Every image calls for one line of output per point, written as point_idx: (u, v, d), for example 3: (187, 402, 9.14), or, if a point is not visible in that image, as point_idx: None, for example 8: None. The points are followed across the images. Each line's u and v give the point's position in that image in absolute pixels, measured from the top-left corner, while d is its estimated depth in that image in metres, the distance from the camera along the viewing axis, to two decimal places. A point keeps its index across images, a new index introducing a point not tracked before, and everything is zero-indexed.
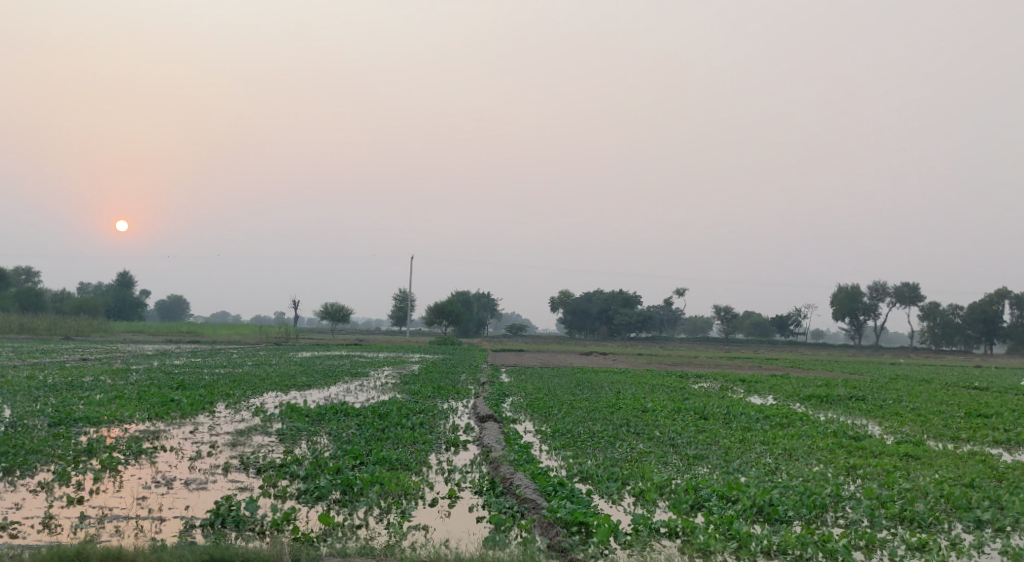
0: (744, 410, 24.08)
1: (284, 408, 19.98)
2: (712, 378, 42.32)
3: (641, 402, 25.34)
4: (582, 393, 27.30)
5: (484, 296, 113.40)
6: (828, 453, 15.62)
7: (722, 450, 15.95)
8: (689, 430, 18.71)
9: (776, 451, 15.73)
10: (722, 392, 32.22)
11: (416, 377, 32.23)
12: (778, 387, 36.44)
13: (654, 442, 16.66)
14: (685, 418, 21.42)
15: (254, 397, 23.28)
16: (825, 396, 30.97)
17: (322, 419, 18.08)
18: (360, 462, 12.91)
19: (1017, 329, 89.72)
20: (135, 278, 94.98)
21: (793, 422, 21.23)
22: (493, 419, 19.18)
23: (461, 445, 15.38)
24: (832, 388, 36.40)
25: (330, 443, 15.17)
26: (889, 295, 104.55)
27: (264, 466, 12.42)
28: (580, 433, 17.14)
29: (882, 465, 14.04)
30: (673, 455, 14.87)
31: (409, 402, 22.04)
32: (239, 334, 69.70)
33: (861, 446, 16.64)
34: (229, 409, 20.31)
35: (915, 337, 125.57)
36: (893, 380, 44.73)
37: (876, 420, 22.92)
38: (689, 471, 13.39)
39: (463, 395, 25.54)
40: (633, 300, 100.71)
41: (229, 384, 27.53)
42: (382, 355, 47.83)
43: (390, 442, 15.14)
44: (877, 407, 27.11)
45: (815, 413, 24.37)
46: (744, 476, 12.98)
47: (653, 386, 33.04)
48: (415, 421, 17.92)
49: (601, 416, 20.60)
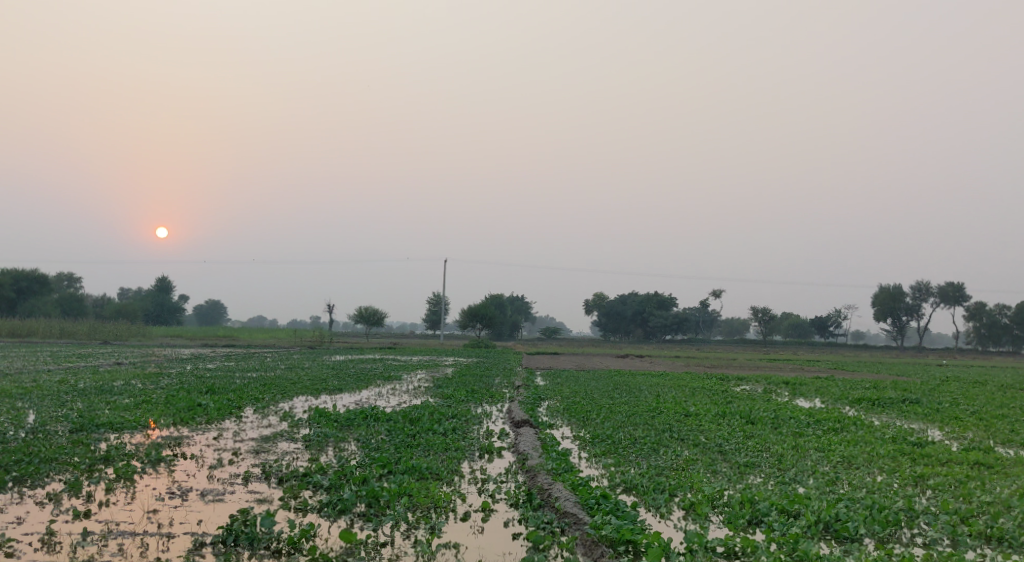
0: (793, 413, 22.95)
1: (313, 412, 19.28)
2: (754, 381, 41.06)
3: (683, 406, 24.28)
4: (621, 397, 26.33)
5: (518, 298, 112.44)
6: (890, 462, 14.55)
7: (774, 457, 14.92)
8: (737, 435, 17.68)
9: (834, 460, 14.65)
10: (766, 395, 31.02)
11: (449, 380, 31.43)
12: (824, 390, 35.13)
13: (701, 448, 15.67)
14: (732, 422, 20.36)
15: (283, 402, 22.64)
16: (875, 399, 29.68)
17: (352, 425, 17.35)
18: (388, 471, 12.12)
19: None
20: (173, 283, 95.61)
21: (848, 427, 20.11)
22: (529, 424, 18.29)
23: (495, 452, 14.53)
24: (881, 391, 35.03)
25: (357, 450, 14.40)
26: (932, 295, 101.83)
27: (287, 476, 11.68)
28: (621, 440, 16.21)
29: (953, 476, 12.94)
30: (722, 464, 13.89)
31: (442, 406, 21.20)
32: (274, 338, 69.53)
33: (926, 454, 15.55)
34: (257, 414, 19.69)
35: (960, 338, 122.15)
36: (943, 382, 43.13)
37: (934, 425, 21.66)
38: (741, 481, 12.39)
39: (498, 399, 24.64)
40: (669, 301, 99.28)
41: (260, 388, 26.96)
42: (414, 358, 47.24)
43: (420, 449, 14.33)
44: (933, 411, 25.81)
45: (869, 417, 23.19)
46: (804, 487, 11.96)
47: (693, 389, 31.95)
48: (447, 427, 17.11)
49: (642, 420, 19.65)
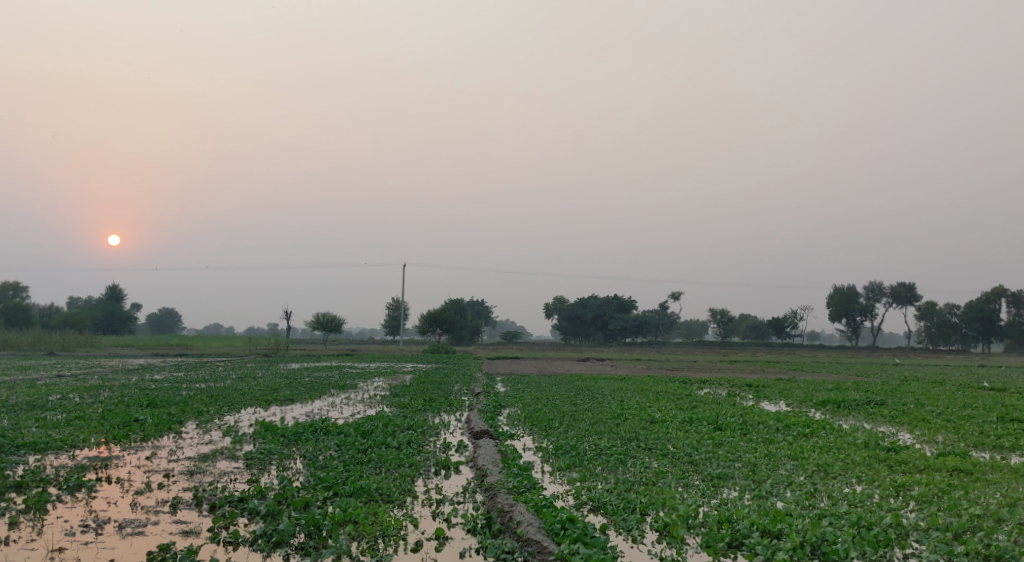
0: (761, 418, 22.25)
1: (258, 427, 18.08)
2: (717, 383, 40.62)
3: (647, 412, 23.51)
4: (584, 403, 25.51)
5: (477, 302, 111.37)
6: (867, 470, 13.88)
7: (747, 468, 14.17)
8: (706, 444, 16.92)
9: (809, 469, 13.95)
10: (730, 399, 30.41)
11: (407, 388, 30.32)
12: (788, 392, 34.78)
13: (670, 460, 14.84)
14: (700, 429, 19.64)
15: (229, 415, 21.35)
16: (841, 400, 29.28)
17: (299, 440, 16.24)
18: (334, 493, 11.09)
19: (1015, 327, 88.11)
20: (124, 291, 92.90)
21: (817, 432, 19.49)
22: (489, 435, 17.34)
23: (453, 467, 13.56)
24: (844, 392, 34.59)
25: (303, 469, 13.32)
26: (885, 295, 103.02)
27: (219, 502, 10.57)
28: (586, 451, 15.33)
29: (934, 485, 12.31)
30: (694, 476, 13.10)
31: (398, 417, 20.13)
32: (228, 346, 67.55)
33: (903, 461, 14.91)
34: (198, 429, 18.44)
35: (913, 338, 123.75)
36: (902, 381, 43.03)
37: (903, 428, 21.19)
38: (715, 497, 11.56)
39: (456, 408, 23.62)
40: (628, 304, 99.15)
41: (206, 400, 25.59)
42: (372, 366, 46.04)
43: (371, 467, 13.27)
44: (900, 412, 25.44)
45: (837, 420, 22.61)
46: (783, 502, 11.17)
47: (657, 393, 31.28)
48: (402, 440, 16.06)
49: (607, 429, 18.79)
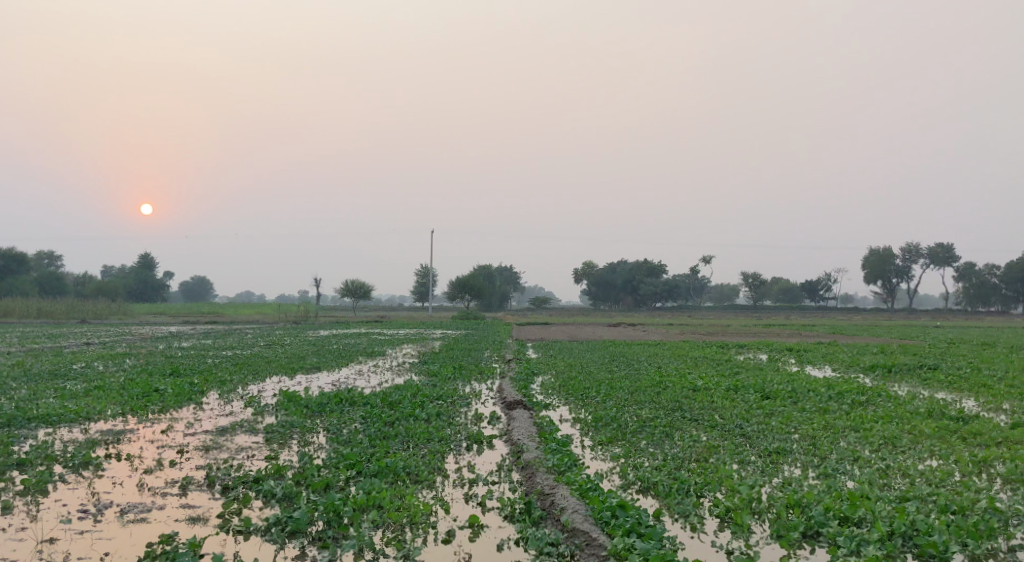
0: (809, 385, 21.00)
1: (281, 397, 17.18)
2: (755, 348, 39.27)
3: (688, 379, 22.37)
4: (620, 370, 24.43)
5: (507, 268, 110.29)
6: (940, 444, 12.66)
7: (806, 441, 13.04)
8: (756, 414, 15.76)
9: (874, 443, 12.79)
10: (772, 364, 29.15)
11: (436, 355, 29.41)
12: (833, 357, 33.42)
13: (720, 432, 13.76)
14: (746, 398, 18.44)
15: (252, 385, 20.55)
16: (890, 365, 27.85)
17: (322, 413, 15.31)
18: (357, 472, 10.15)
19: None
20: (156, 259, 92.94)
21: (871, 400, 18.26)
22: (523, 406, 16.33)
23: (486, 442, 12.60)
24: (890, 356, 33.29)
25: (325, 444, 12.39)
26: (922, 256, 100.33)
27: (233, 483, 9.67)
28: (627, 423, 14.27)
29: (1020, 461, 11.12)
30: (749, 451, 11.97)
31: (427, 386, 19.18)
32: (258, 314, 67.13)
33: (976, 433, 13.69)
34: (219, 400, 17.62)
35: (949, 300, 120.75)
36: (946, 345, 41.43)
37: (966, 395, 19.85)
38: (777, 475, 10.47)
39: (488, 377, 22.61)
40: (659, 269, 97.62)
41: (230, 369, 24.80)
42: (401, 333, 45.24)
43: (398, 442, 12.33)
44: (956, 377, 24.07)
45: (891, 387, 21.38)
46: (854, 482, 10.05)
47: (695, 359, 30.09)
48: (432, 412, 15.06)
49: (647, 397, 17.69)
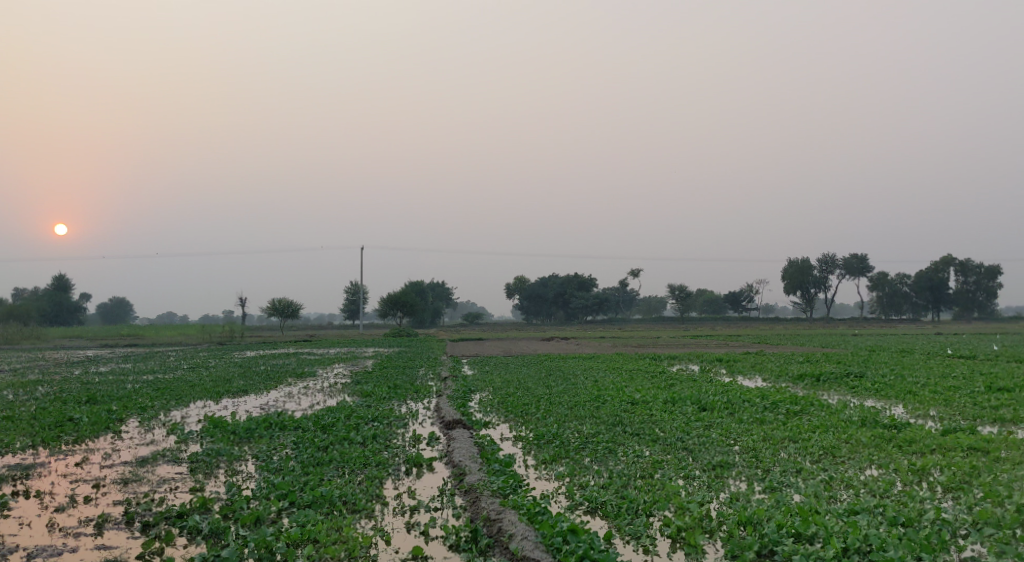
0: (743, 395, 21.16)
1: (206, 423, 16.36)
2: (687, 360, 39.71)
3: (625, 392, 22.26)
4: (557, 385, 24.25)
5: (438, 284, 109.52)
6: (879, 453, 12.75)
7: (749, 454, 12.96)
8: (696, 426, 15.66)
9: (815, 453, 12.80)
10: (705, 375, 29.37)
11: (369, 374, 28.70)
12: (762, 366, 33.97)
13: (662, 446, 13.60)
14: (684, 410, 18.43)
15: (175, 410, 19.59)
16: (819, 374, 28.38)
17: (250, 439, 14.59)
18: (290, 503, 9.60)
19: (962, 295, 89.42)
20: (71, 280, 89.23)
21: (806, 409, 18.42)
22: (462, 425, 15.92)
23: (425, 465, 12.15)
24: (817, 365, 34.02)
25: (255, 473, 11.76)
26: (839, 267, 103.67)
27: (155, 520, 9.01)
28: (570, 439, 14.00)
29: (957, 469, 11.24)
30: (693, 466, 11.83)
31: (361, 407, 18.59)
32: (181, 335, 64.90)
33: (911, 440, 13.86)
34: (140, 427, 16.68)
35: (865, 308, 124.87)
36: (868, 352, 42.55)
37: (893, 402, 20.30)
38: (724, 490, 10.32)
39: (423, 395, 22.11)
40: (589, 282, 98.30)
41: (152, 394, 23.69)
42: (331, 351, 44.23)
43: (332, 469, 11.77)
44: (882, 384, 24.67)
45: (822, 396, 21.67)
46: (801, 495, 9.97)
47: (630, 372, 30.14)
48: (367, 434, 14.49)
49: (587, 412, 17.49)
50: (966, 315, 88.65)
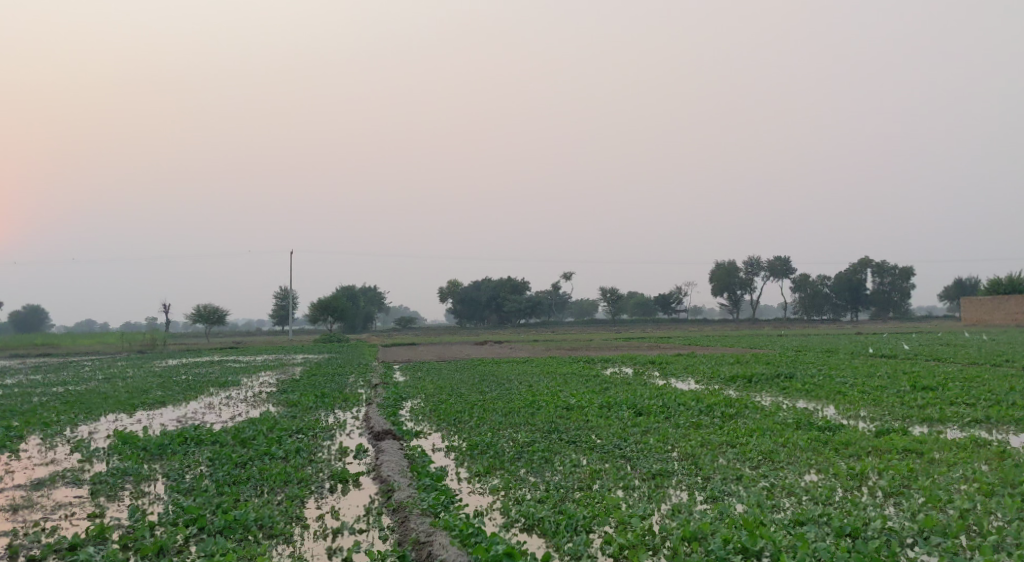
0: (678, 398, 20.95)
1: (115, 439, 15.27)
2: (620, 362, 39.58)
3: (560, 398, 21.81)
4: (490, 390, 23.70)
5: (369, 289, 107.91)
6: (817, 457, 12.55)
7: (687, 461, 12.59)
8: (632, 433, 15.27)
9: (753, 458, 12.52)
10: (639, 378, 29.16)
11: (296, 382, 27.67)
12: (695, 368, 34.02)
13: (600, 455, 13.15)
14: (620, 415, 18.08)
15: (84, 425, 18.36)
16: (750, 375, 28.45)
17: (162, 457, 13.64)
18: (199, 530, 8.87)
19: (879, 296, 92.12)
20: None
21: (740, 412, 18.24)
22: (391, 436, 15.22)
23: (351, 481, 11.46)
24: (748, 366, 34.21)
25: (164, 495, 10.87)
26: (763, 269, 105.74)
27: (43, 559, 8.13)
28: (504, 449, 13.43)
29: (896, 471, 11.07)
30: (632, 475, 11.41)
31: (285, 418, 17.71)
32: (100, 344, 62.19)
33: (847, 442, 13.71)
34: (41, 446, 15.49)
35: (788, 309, 127.61)
36: (795, 353, 43.00)
37: (825, 402, 20.33)
38: (665, 502, 9.91)
39: (352, 403, 21.31)
40: (521, 286, 98.15)
41: (61, 407, 22.28)
42: (258, 359, 42.81)
43: (249, 488, 10.97)
44: (812, 385, 24.82)
45: (755, 397, 21.59)
46: (743, 505, 9.62)
47: (564, 376, 29.77)
48: (290, 448, 13.67)
49: (521, 419, 16.97)
50: (883, 315, 91.38)
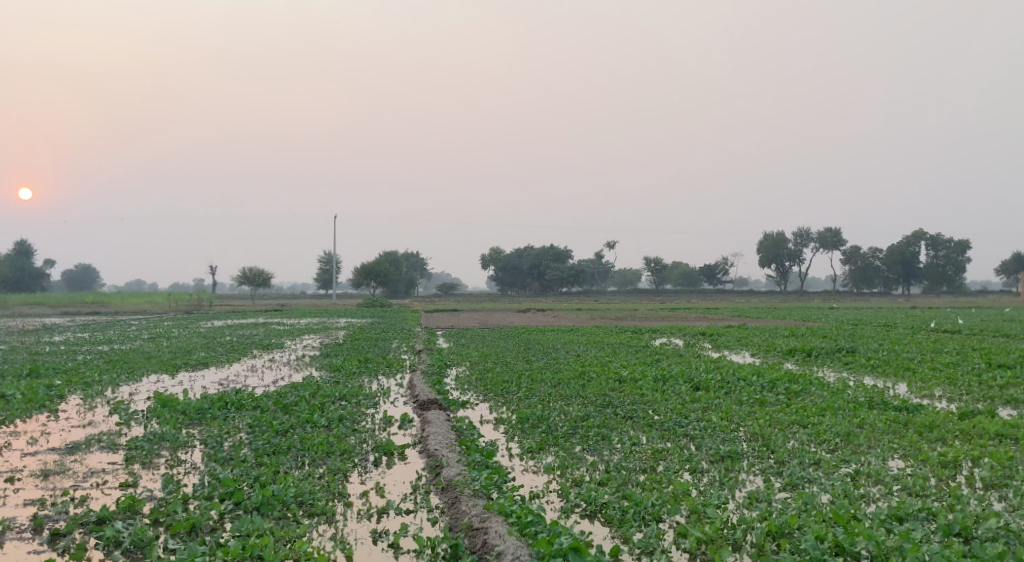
0: (736, 372, 19.93)
1: (155, 401, 14.79)
2: (668, 333, 38.52)
3: (611, 369, 20.92)
4: (538, 359, 22.94)
5: (412, 255, 107.76)
6: (902, 440, 11.50)
7: (757, 443, 11.63)
8: (693, 409, 14.34)
9: (830, 441, 11.51)
10: (690, 350, 28.20)
11: (339, 346, 27.23)
12: (748, 340, 32.85)
13: (660, 433, 12.28)
14: (677, 389, 17.15)
15: (126, 385, 18.01)
16: (809, 349, 27.21)
17: (202, 422, 13.11)
18: (236, 505, 8.23)
19: (932, 270, 89.11)
20: (34, 247, 83.73)
21: (805, 389, 17.12)
22: (437, 406, 14.50)
23: (397, 454, 10.76)
24: (804, 339, 32.92)
25: (201, 465, 10.28)
26: (813, 240, 103.02)
27: (71, 542, 7.58)
28: (557, 424, 12.61)
29: (994, 460, 10.00)
30: (699, 457, 10.49)
31: (328, 384, 17.13)
32: (148, 304, 62.77)
33: (929, 425, 12.59)
34: (83, 406, 15.11)
35: (837, 280, 124.46)
36: (850, 327, 41.45)
37: (894, 380, 19.14)
38: (740, 489, 9.02)
39: (396, 370, 20.70)
40: (564, 254, 97.10)
41: (105, 366, 22.05)
42: (302, 322, 42.61)
43: (290, 459, 10.32)
44: (877, 360, 23.58)
45: (818, 373, 20.43)
46: (829, 495, 8.68)
47: (612, 346, 28.88)
48: (332, 417, 12.99)
49: (572, 391, 16.13)
50: (936, 289, 88.46)
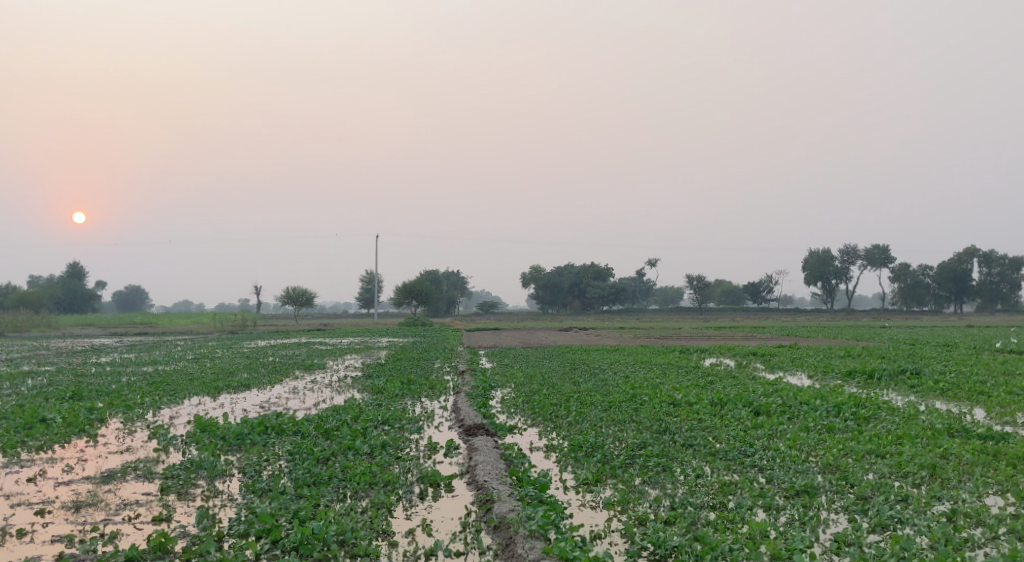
0: (795, 396, 18.86)
1: (194, 426, 14.26)
2: (717, 353, 37.29)
3: (662, 392, 20.00)
4: (585, 381, 22.10)
5: (453, 274, 107.42)
6: (995, 474, 10.46)
7: (833, 475, 10.69)
8: (757, 436, 13.40)
9: (916, 474, 10.52)
10: (742, 371, 27.12)
11: (381, 367, 26.64)
12: (802, 361, 31.59)
13: (725, 463, 11.40)
14: (737, 413, 16.20)
15: (166, 408, 17.56)
16: (869, 371, 25.94)
17: (242, 449, 12.53)
18: (273, 544, 7.61)
19: (985, 287, 86.27)
20: (85, 268, 84.86)
21: (875, 414, 16.04)
22: (484, 432, 13.75)
23: (443, 486, 10.04)
24: (862, 359, 31.51)
25: (239, 496, 9.67)
26: (861, 257, 100.47)
27: None
28: (613, 452, 11.79)
29: None
30: (773, 492, 9.59)
31: (370, 407, 16.49)
32: (194, 324, 62.94)
33: (1022, 455, 11.52)
34: (122, 430, 14.67)
35: (887, 298, 121.25)
36: (908, 347, 39.74)
37: (969, 405, 17.88)
38: (824, 531, 8.16)
39: (439, 392, 19.99)
40: (606, 272, 95.99)
41: (147, 388, 21.71)
42: (344, 342, 42.15)
43: (330, 492, 9.65)
44: (945, 383, 22.27)
45: (884, 397, 19.24)
46: (928, 539, 7.78)
47: (660, 366, 27.94)
48: (375, 443, 12.31)
49: (625, 416, 15.26)
50: (990, 307, 85.56)
